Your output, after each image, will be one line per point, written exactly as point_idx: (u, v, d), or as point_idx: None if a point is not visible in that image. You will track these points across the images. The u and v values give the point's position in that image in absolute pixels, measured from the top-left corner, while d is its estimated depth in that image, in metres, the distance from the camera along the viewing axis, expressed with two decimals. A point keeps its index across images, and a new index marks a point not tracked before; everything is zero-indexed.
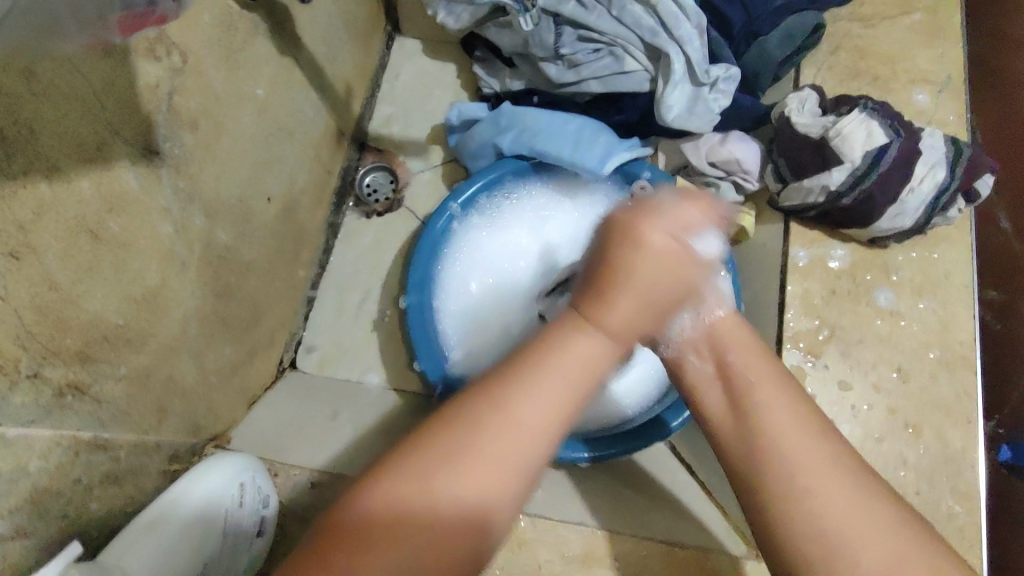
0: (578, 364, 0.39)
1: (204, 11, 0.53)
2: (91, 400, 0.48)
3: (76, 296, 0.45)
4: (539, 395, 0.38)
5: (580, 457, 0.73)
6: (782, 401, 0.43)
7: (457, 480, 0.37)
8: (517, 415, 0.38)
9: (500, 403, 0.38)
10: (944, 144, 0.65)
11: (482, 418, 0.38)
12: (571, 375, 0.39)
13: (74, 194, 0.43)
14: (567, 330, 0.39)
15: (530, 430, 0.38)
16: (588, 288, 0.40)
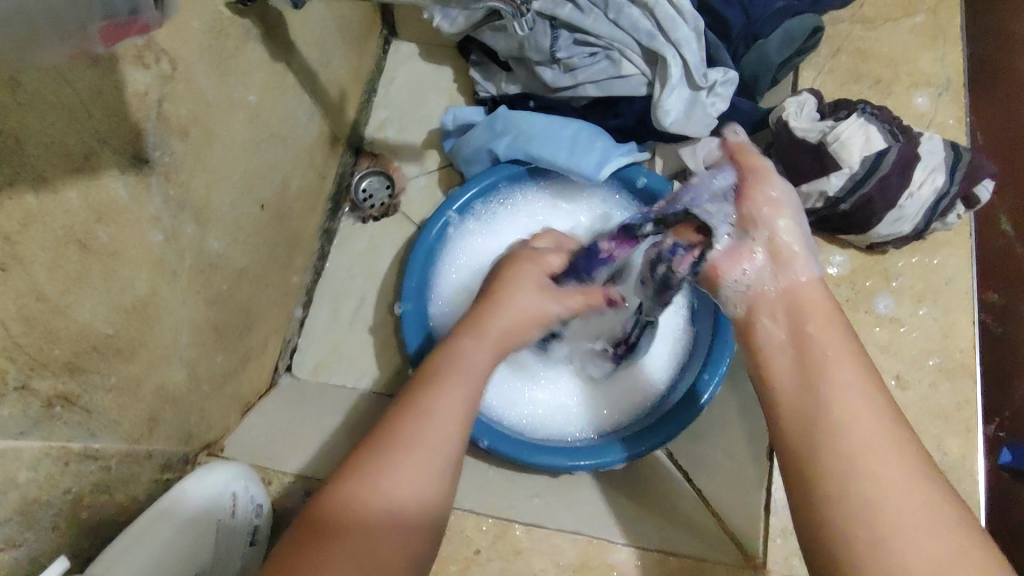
0: (472, 368, 0.52)
1: (194, 18, 0.52)
2: (81, 411, 0.48)
3: (64, 307, 0.45)
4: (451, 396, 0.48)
5: (616, 458, 0.70)
6: (851, 381, 0.43)
7: (396, 474, 0.43)
8: (431, 410, 0.47)
9: (422, 411, 0.47)
10: (943, 148, 0.64)
11: (409, 423, 0.46)
12: (467, 377, 0.50)
13: (61, 205, 0.43)
14: (467, 344, 0.54)
15: (447, 429, 0.46)
16: (487, 315, 0.57)
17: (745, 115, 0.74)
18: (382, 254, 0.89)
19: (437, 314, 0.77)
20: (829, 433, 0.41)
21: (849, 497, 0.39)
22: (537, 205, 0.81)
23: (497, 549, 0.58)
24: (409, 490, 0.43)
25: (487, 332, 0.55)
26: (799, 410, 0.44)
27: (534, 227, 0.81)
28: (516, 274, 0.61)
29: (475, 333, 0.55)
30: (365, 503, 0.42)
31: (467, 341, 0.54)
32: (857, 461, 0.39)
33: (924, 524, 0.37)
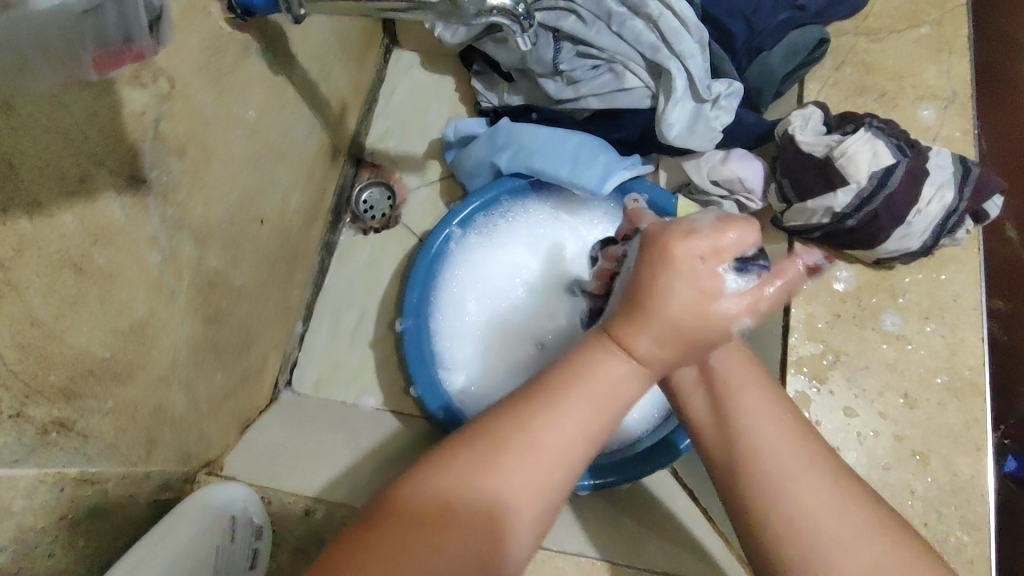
0: (608, 382, 0.42)
1: (191, 35, 0.52)
2: (78, 436, 0.47)
3: (60, 332, 0.44)
4: (562, 422, 0.41)
5: (582, 485, 0.72)
6: (765, 409, 0.45)
7: (490, 495, 0.39)
8: (539, 437, 0.40)
9: (536, 432, 0.40)
10: (952, 163, 0.63)
11: (513, 446, 0.40)
12: (597, 399, 0.41)
13: (56, 229, 0.42)
14: (613, 362, 0.42)
15: (559, 456, 0.40)
16: (637, 326, 0.42)
17: (750, 127, 0.74)
18: (383, 267, 0.89)
19: (438, 330, 0.76)
20: (749, 469, 0.43)
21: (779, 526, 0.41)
22: (538, 219, 0.81)
23: None
24: (507, 513, 0.39)
25: (639, 351, 0.42)
26: (714, 446, 0.45)
27: (534, 241, 0.80)
28: (656, 260, 0.42)
29: (620, 345, 0.42)
30: (456, 512, 0.39)
31: (607, 358, 0.42)
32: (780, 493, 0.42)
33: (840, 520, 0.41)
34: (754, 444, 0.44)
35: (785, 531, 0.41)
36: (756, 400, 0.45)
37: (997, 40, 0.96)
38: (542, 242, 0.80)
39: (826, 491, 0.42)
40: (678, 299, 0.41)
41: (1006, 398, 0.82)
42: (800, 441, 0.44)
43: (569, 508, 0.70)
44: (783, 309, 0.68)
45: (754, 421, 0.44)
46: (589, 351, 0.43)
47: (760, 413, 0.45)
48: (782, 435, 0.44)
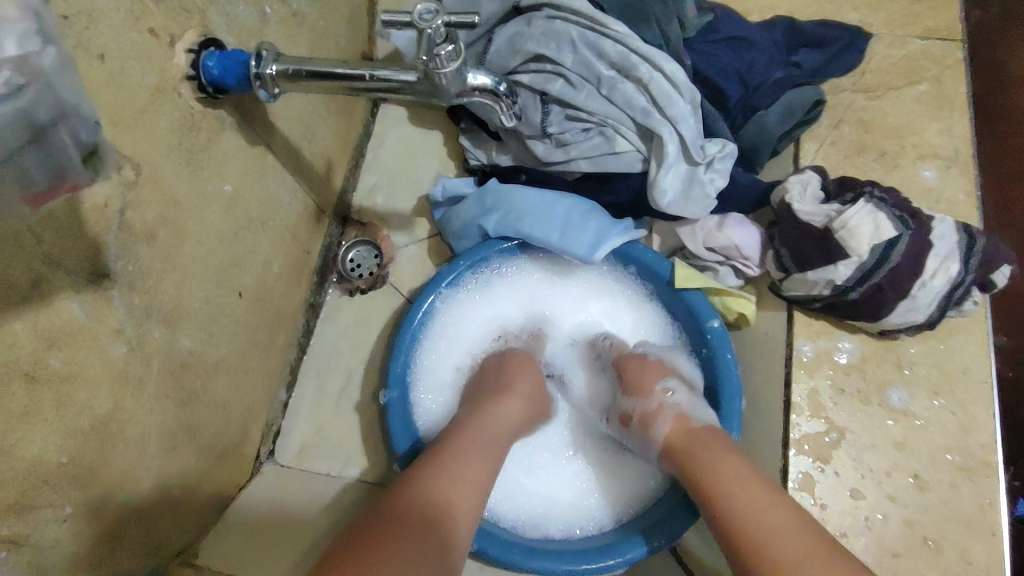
0: (486, 441, 0.61)
1: (160, 116, 0.49)
2: (30, 550, 0.44)
3: (9, 446, 0.41)
4: (467, 461, 0.58)
5: (637, 553, 0.63)
6: (750, 485, 0.54)
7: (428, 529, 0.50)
8: (450, 483, 0.55)
9: (455, 461, 0.57)
10: (956, 232, 0.60)
11: (424, 488, 0.54)
12: (478, 450, 0.60)
13: (6, 342, 0.39)
14: (479, 420, 0.63)
15: (459, 496, 0.55)
16: (494, 394, 0.67)
17: (746, 190, 0.71)
18: (370, 328, 0.86)
19: (421, 405, 0.73)
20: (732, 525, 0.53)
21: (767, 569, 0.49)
22: (532, 278, 0.79)
23: None
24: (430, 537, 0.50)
25: (499, 413, 0.64)
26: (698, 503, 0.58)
27: (529, 301, 0.79)
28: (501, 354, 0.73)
29: (485, 411, 0.65)
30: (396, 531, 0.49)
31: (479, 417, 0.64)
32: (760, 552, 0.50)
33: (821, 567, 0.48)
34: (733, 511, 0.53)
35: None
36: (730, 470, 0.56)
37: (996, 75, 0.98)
38: (537, 304, 0.79)
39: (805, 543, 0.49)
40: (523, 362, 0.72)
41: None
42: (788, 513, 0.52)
43: None
44: (785, 383, 0.65)
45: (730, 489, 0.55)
46: (483, 408, 0.65)
47: (727, 471, 0.56)
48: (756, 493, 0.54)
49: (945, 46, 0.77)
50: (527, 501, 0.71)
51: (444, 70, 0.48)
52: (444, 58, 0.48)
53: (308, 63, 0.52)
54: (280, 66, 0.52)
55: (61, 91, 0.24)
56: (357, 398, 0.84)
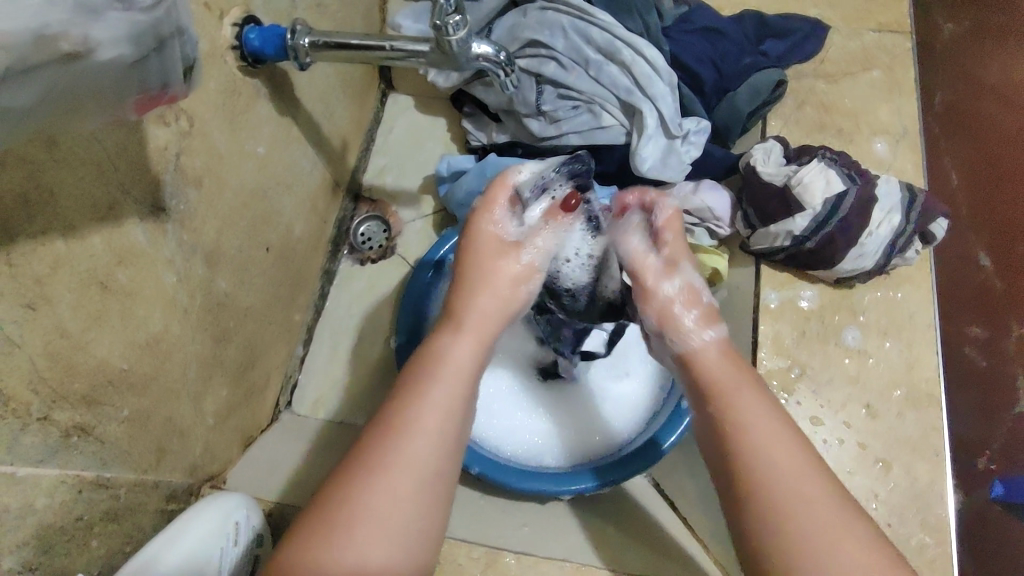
0: (460, 364, 0.51)
1: (211, 80, 0.58)
2: (96, 441, 0.51)
3: (85, 342, 0.48)
4: (433, 401, 0.48)
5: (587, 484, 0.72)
6: (775, 441, 0.47)
7: (383, 488, 0.44)
8: (407, 427, 0.46)
9: (420, 403, 0.47)
10: (899, 190, 0.70)
11: (388, 435, 0.46)
12: (454, 379, 0.50)
13: (86, 250, 0.47)
14: (446, 342, 0.52)
15: (380, 542, 0.43)
16: (466, 296, 0.54)
17: (720, 160, 0.80)
18: (379, 294, 0.94)
19: None
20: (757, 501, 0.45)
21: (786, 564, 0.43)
22: None
23: None
24: (393, 491, 0.44)
25: (467, 326, 0.53)
26: (710, 448, 0.50)
27: None
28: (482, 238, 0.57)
29: (457, 327, 0.53)
30: (357, 505, 0.43)
31: (446, 339, 0.52)
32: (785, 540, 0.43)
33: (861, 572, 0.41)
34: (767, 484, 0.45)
35: (792, 574, 0.42)
36: (760, 418, 0.48)
37: (964, 82, 1.09)
38: None
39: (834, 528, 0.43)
40: (502, 267, 0.56)
41: (986, 423, 0.90)
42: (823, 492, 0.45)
43: (586, 522, 0.70)
44: (753, 325, 0.73)
45: (759, 446, 0.47)
46: (453, 318, 0.54)
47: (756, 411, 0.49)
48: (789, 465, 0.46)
49: (895, 38, 0.86)
50: (509, 432, 0.81)
51: (452, 37, 0.57)
52: (452, 26, 0.56)
53: (334, 36, 0.62)
54: (312, 39, 0.61)
55: (178, 19, 0.34)
56: (368, 356, 0.91)
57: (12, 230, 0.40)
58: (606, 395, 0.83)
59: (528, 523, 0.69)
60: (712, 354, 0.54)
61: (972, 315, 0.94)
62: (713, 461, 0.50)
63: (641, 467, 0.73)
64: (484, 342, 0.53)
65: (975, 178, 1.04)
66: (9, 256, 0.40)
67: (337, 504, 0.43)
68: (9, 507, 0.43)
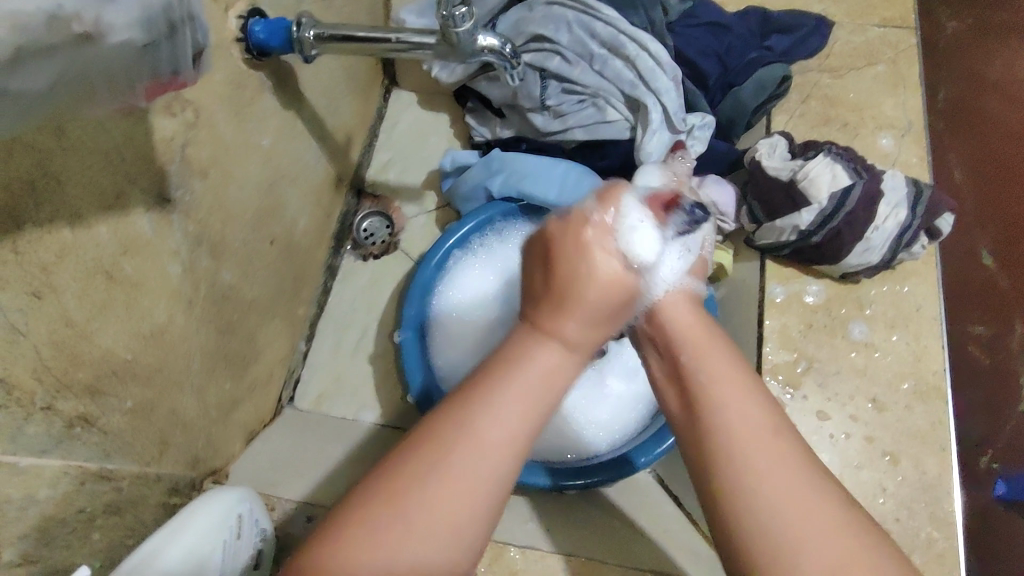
0: (553, 382, 0.43)
1: (216, 71, 0.58)
2: (99, 432, 0.50)
3: (89, 332, 0.48)
4: (517, 417, 0.41)
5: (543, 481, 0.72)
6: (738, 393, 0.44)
7: (440, 499, 0.39)
8: (483, 435, 0.41)
9: (500, 414, 0.41)
10: (905, 184, 0.69)
11: (455, 434, 0.41)
12: (543, 396, 0.42)
13: (92, 239, 0.47)
14: (543, 350, 0.44)
15: (421, 553, 0.39)
16: (563, 302, 0.46)
17: (722, 155, 0.81)
18: (383, 289, 0.94)
19: (436, 346, 0.81)
20: (722, 472, 0.42)
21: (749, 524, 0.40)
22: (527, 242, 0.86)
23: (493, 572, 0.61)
24: (449, 504, 0.39)
25: (566, 336, 0.44)
26: (686, 438, 0.45)
27: (507, 269, 0.84)
28: (583, 236, 0.49)
29: (550, 333, 0.45)
30: (410, 512, 0.39)
31: (544, 345, 0.44)
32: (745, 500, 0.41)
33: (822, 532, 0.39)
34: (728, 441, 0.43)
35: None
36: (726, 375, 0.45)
37: (969, 80, 1.08)
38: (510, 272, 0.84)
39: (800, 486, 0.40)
40: (598, 269, 0.47)
41: (991, 421, 0.90)
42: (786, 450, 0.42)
43: (582, 519, 0.70)
44: (759, 319, 0.73)
45: (723, 408, 0.43)
46: (549, 323, 0.45)
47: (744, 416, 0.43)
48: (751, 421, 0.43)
49: (899, 33, 0.86)
50: None
51: (459, 29, 0.57)
52: (458, 18, 0.56)
53: (339, 28, 0.62)
54: (317, 31, 0.61)
55: (189, 4, 0.34)
56: (371, 351, 0.91)
57: (20, 218, 0.40)
58: (606, 398, 0.84)
59: (532, 517, 0.69)
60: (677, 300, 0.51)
61: (977, 313, 0.94)
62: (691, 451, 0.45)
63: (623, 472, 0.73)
64: (577, 362, 0.45)
65: (980, 176, 1.03)
66: (17, 243, 0.40)
67: (387, 505, 0.39)
68: (13, 496, 0.43)
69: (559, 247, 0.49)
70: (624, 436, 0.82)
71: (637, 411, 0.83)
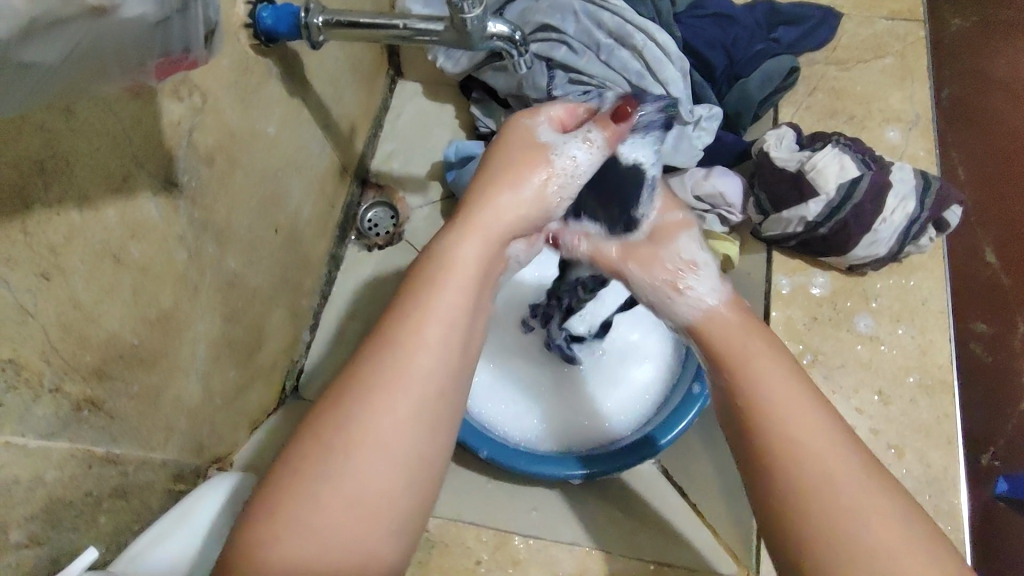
0: (468, 265, 0.47)
1: (224, 57, 0.58)
2: (106, 416, 0.50)
3: (97, 315, 0.48)
4: (441, 306, 0.44)
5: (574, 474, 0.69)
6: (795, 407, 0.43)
7: (387, 405, 0.41)
8: (398, 369, 0.42)
9: (423, 310, 0.44)
10: (913, 176, 0.69)
11: (376, 361, 0.42)
12: (463, 279, 0.46)
13: (100, 222, 0.47)
14: (454, 239, 0.48)
15: (361, 482, 0.39)
16: (478, 201, 0.51)
17: (730, 147, 0.80)
18: (386, 280, 0.93)
19: None
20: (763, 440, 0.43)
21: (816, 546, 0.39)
22: None
23: (496, 560, 0.63)
24: (395, 407, 0.41)
25: (471, 249, 0.48)
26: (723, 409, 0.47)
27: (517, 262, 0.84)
28: (512, 140, 0.56)
29: (455, 246, 0.48)
30: (360, 425, 0.40)
31: (458, 238, 0.48)
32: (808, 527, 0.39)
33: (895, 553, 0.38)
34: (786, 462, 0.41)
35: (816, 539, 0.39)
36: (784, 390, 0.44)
37: (975, 78, 1.08)
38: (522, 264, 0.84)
39: (869, 505, 0.39)
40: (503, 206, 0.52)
41: (992, 418, 0.89)
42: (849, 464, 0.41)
43: (590, 511, 0.68)
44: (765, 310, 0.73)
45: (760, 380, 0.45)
46: (461, 219, 0.50)
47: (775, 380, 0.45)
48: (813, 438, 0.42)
49: (908, 26, 0.86)
50: (499, 407, 0.82)
51: (467, 14, 0.56)
52: (468, 3, 0.56)
53: (346, 14, 0.61)
54: (325, 17, 0.61)
55: None
56: None
57: (29, 198, 0.40)
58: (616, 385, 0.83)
59: (537, 506, 0.69)
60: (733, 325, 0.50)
61: (977, 312, 0.93)
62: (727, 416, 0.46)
63: (651, 453, 0.71)
64: (492, 243, 0.50)
65: (985, 173, 1.03)
66: (25, 223, 0.40)
67: (331, 441, 0.40)
68: (20, 477, 0.42)
69: (485, 160, 0.55)
70: (642, 415, 0.81)
71: (654, 390, 0.82)
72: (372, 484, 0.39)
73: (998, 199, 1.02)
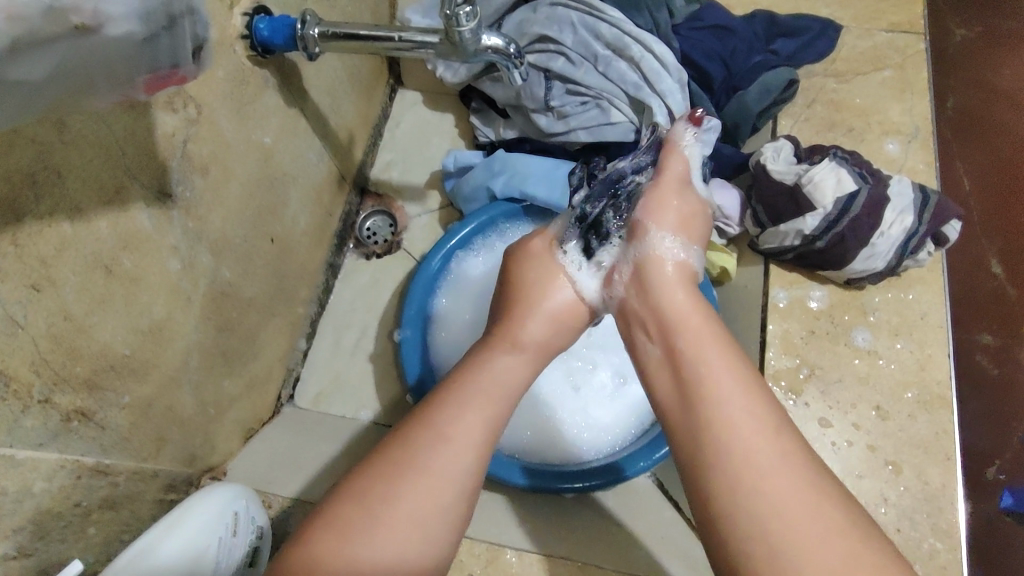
0: (505, 381, 0.52)
1: (218, 69, 0.58)
2: (97, 426, 0.50)
3: (88, 327, 0.48)
4: (479, 413, 0.49)
5: (518, 481, 0.73)
6: (739, 391, 0.46)
7: (424, 489, 0.45)
8: (453, 441, 0.47)
9: (464, 403, 0.49)
10: (912, 191, 0.69)
11: (431, 438, 0.47)
12: (502, 396, 0.51)
13: (92, 233, 0.47)
14: (497, 358, 0.54)
15: (407, 543, 0.43)
16: (518, 323, 0.58)
17: (728, 158, 0.80)
18: (384, 289, 0.93)
19: (440, 347, 0.81)
20: (706, 417, 0.45)
21: (742, 514, 0.41)
22: None
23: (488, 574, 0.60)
24: (435, 491, 0.45)
25: (517, 347, 0.56)
26: (666, 384, 0.50)
27: None
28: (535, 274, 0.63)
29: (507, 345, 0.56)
30: (397, 508, 0.44)
31: (496, 354, 0.54)
32: (763, 524, 0.40)
33: (830, 536, 0.39)
34: (726, 437, 0.44)
35: (731, 505, 0.41)
36: (723, 374, 0.47)
37: (981, 88, 1.07)
38: None
39: (787, 494, 0.41)
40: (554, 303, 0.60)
41: (998, 433, 0.88)
42: (795, 451, 0.43)
43: (561, 520, 0.70)
44: (762, 324, 0.72)
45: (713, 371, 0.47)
46: (506, 337, 0.56)
47: (726, 377, 0.47)
48: (758, 423, 0.44)
49: (907, 38, 0.85)
50: None
51: (462, 27, 0.56)
52: (462, 16, 0.56)
53: (341, 26, 0.61)
54: (322, 29, 0.61)
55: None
56: (372, 350, 0.90)
57: (20, 211, 0.40)
58: (598, 409, 0.83)
59: (531, 520, 0.68)
60: (671, 283, 0.56)
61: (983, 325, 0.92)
62: (669, 393, 0.49)
63: (613, 481, 0.73)
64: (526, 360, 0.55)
65: (990, 184, 1.02)
66: (16, 236, 0.40)
67: (375, 509, 0.43)
68: (6, 489, 0.42)
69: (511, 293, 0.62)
70: (613, 448, 0.81)
71: (635, 425, 0.82)
72: (391, 558, 0.42)
73: (1006, 211, 1.01)
